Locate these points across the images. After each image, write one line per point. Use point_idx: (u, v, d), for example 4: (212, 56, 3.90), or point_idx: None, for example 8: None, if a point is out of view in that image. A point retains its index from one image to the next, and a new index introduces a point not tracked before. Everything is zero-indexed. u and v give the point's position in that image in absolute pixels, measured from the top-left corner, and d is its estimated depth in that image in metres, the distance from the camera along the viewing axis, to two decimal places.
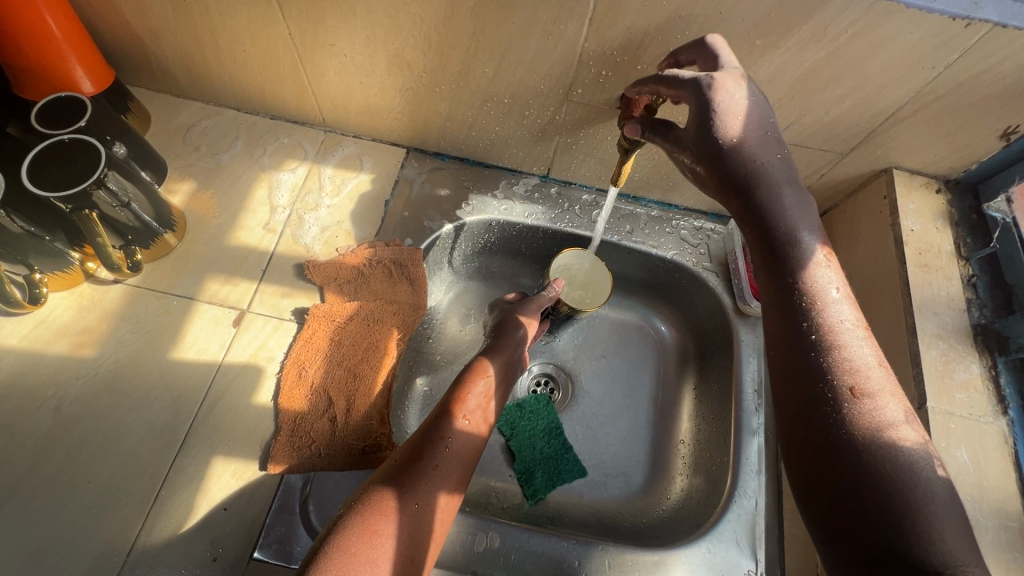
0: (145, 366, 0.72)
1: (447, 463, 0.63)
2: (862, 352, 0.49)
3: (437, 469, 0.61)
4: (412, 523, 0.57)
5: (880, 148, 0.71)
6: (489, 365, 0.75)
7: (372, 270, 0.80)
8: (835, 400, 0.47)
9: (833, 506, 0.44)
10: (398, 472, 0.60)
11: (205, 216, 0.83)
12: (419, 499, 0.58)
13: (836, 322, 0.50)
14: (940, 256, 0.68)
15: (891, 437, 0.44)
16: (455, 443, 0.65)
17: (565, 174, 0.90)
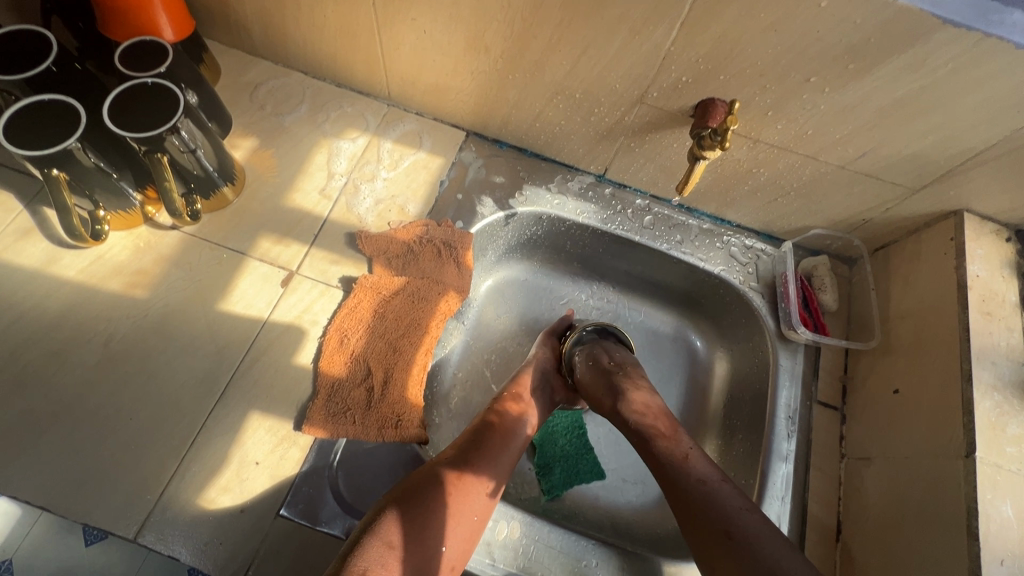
0: (193, 314, 0.73)
1: (500, 460, 0.66)
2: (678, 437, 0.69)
3: (489, 467, 0.64)
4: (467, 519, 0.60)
5: (955, 188, 0.69)
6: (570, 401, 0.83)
7: (422, 247, 0.81)
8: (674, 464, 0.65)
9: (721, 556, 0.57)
10: (454, 464, 0.63)
11: (263, 173, 0.84)
12: (473, 493, 0.62)
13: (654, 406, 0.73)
14: (1004, 306, 0.67)
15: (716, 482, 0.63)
16: (503, 441, 0.68)
17: (621, 176, 0.89)
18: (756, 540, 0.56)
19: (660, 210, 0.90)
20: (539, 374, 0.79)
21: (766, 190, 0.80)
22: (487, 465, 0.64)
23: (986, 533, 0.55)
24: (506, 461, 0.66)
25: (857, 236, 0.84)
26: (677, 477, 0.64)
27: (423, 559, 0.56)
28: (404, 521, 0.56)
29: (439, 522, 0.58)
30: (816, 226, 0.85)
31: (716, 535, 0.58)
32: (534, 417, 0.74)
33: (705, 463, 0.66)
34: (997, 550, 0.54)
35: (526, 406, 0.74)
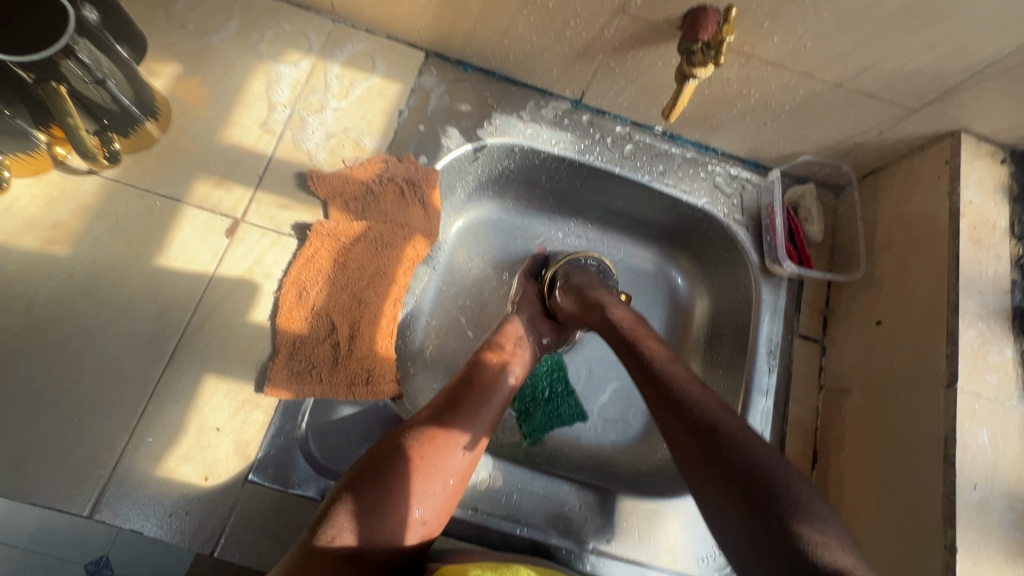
0: (128, 272, 0.65)
1: (479, 416, 0.62)
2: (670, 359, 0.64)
3: (464, 423, 0.60)
4: (441, 478, 0.57)
5: (955, 107, 0.65)
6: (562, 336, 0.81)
7: (382, 187, 0.73)
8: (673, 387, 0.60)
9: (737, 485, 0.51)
10: (427, 423, 0.59)
11: (192, 106, 0.73)
12: (448, 452, 0.58)
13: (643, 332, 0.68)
14: (993, 232, 0.65)
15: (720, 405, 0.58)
16: (483, 395, 0.63)
17: (600, 101, 0.81)
18: (766, 464, 0.52)
19: (641, 137, 0.83)
20: (525, 322, 0.76)
21: (756, 113, 0.74)
22: (463, 422, 0.60)
23: (962, 460, 0.56)
24: (485, 419, 0.62)
25: (846, 162, 0.79)
26: (676, 401, 0.59)
27: (392, 523, 0.53)
28: (371, 484, 0.53)
29: (409, 482, 0.54)
30: (805, 152, 0.80)
31: (717, 462, 0.53)
32: (519, 370, 0.69)
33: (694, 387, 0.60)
34: (972, 476, 0.55)
35: (509, 358, 0.69)
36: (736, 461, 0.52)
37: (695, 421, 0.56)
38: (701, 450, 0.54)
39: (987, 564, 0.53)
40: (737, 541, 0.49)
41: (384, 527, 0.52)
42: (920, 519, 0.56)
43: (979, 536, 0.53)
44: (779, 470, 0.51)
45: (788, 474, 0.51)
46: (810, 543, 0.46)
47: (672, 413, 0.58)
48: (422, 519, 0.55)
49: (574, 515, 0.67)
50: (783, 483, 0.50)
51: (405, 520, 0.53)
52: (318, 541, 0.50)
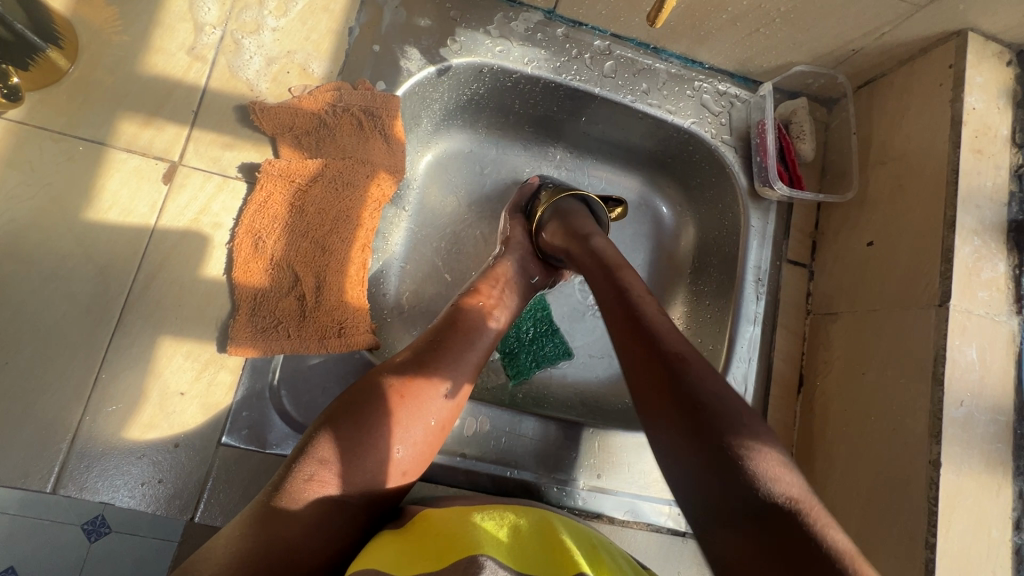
0: (53, 229, 0.57)
1: (462, 359, 0.58)
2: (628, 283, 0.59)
3: (446, 368, 0.57)
4: (421, 424, 0.54)
5: (965, 3, 0.59)
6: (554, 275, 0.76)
7: (337, 118, 0.65)
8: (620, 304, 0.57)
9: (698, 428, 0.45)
10: (407, 366, 0.56)
11: (103, 29, 0.62)
12: (429, 397, 0.55)
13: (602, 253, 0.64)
14: (995, 141, 0.61)
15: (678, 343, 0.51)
16: (467, 339, 0.60)
17: (576, 11, 0.72)
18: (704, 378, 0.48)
19: (623, 52, 0.75)
20: (516, 266, 0.71)
21: (748, 18, 0.67)
22: (446, 367, 0.57)
23: (951, 377, 0.55)
24: (469, 364, 0.59)
25: (842, 71, 0.74)
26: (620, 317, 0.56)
27: (372, 465, 0.50)
28: (349, 425, 0.51)
29: (389, 424, 0.52)
30: (799, 62, 0.73)
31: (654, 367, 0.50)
32: (503, 314, 0.66)
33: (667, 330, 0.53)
34: (960, 393, 0.55)
35: (493, 301, 0.65)
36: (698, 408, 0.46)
37: (666, 361, 0.50)
38: (665, 395, 0.48)
39: (969, 475, 0.54)
40: (692, 481, 0.44)
41: (359, 471, 0.50)
42: (906, 436, 0.57)
43: (963, 450, 0.54)
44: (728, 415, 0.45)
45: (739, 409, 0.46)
46: (761, 483, 0.41)
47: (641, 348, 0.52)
48: (398, 465, 0.52)
49: (564, 454, 0.67)
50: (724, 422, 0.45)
51: (385, 462, 0.51)
52: (294, 481, 0.48)
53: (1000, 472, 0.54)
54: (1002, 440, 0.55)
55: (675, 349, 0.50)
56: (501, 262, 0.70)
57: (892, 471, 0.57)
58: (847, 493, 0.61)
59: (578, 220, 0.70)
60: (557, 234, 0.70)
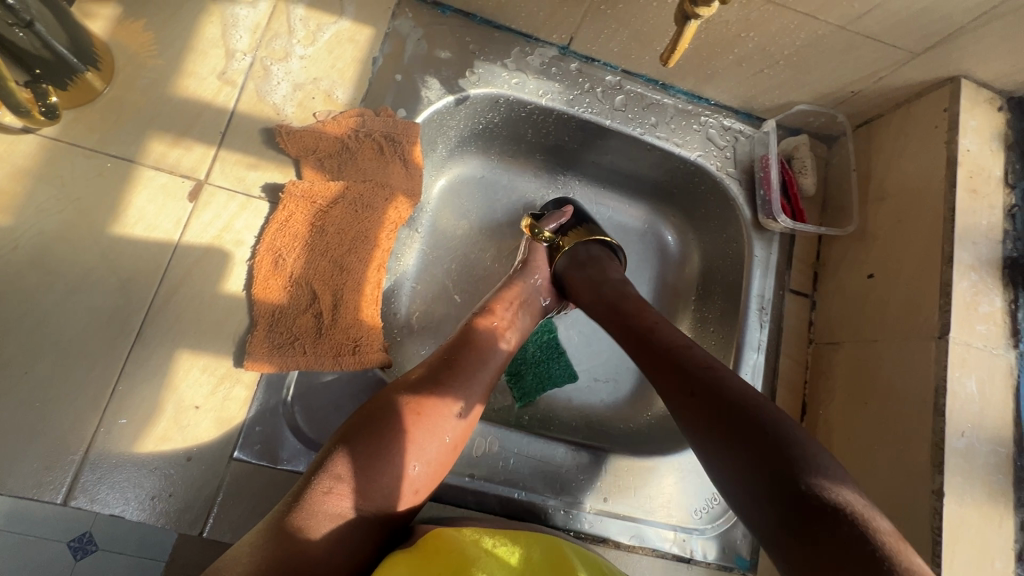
0: (80, 242, 0.59)
1: (475, 377, 0.60)
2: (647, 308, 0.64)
3: (460, 384, 0.59)
4: (436, 440, 0.55)
5: (958, 52, 0.62)
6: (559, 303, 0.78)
7: (359, 143, 0.67)
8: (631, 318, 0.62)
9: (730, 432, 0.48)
10: (421, 384, 0.57)
11: (139, 53, 0.65)
12: (444, 414, 0.56)
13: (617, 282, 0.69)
14: (989, 181, 0.64)
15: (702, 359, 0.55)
16: (479, 356, 0.62)
17: (588, 48, 0.76)
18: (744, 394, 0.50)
19: (633, 87, 0.79)
20: (528, 288, 0.73)
21: (753, 59, 0.70)
22: (460, 384, 0.58)
23: (951, 408, 0.56)
24: (482, 381, 0.60)
25: (842, 111, 0.77)
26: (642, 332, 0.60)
27: (387, 481, 0.51)
28: (366, 442, 0.52)
29: (404, 441, 0.53)
30: (801, 101, 0.77)
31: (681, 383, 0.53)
32: (513, 335, 0.67)
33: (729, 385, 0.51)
34: (960, 423, 0.56)
35: (505, 323, 0.67)
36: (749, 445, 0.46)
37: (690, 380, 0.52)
38: (685, 397, 0.52)
39: (972, 506, 0.54)
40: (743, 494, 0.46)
41: (375, 489, 0.51)
42: (908, 467, 0.58)
43: (965, 481, 0.55)
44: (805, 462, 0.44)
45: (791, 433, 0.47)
46: (821, 489, 0.42)
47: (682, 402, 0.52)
48: (414, 482, 0.53)
49: (571, 476, 0.67)
50: (779, 429, 0.46)
51: (400, 478, 0.52)
52: (312, 494, 0.48)
53: (1002, 503, 0.55)
54: (1002, 471, 0.56)
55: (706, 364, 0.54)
56: (515, 285, 0.72)
57: (895, 500, 0.58)
58: None
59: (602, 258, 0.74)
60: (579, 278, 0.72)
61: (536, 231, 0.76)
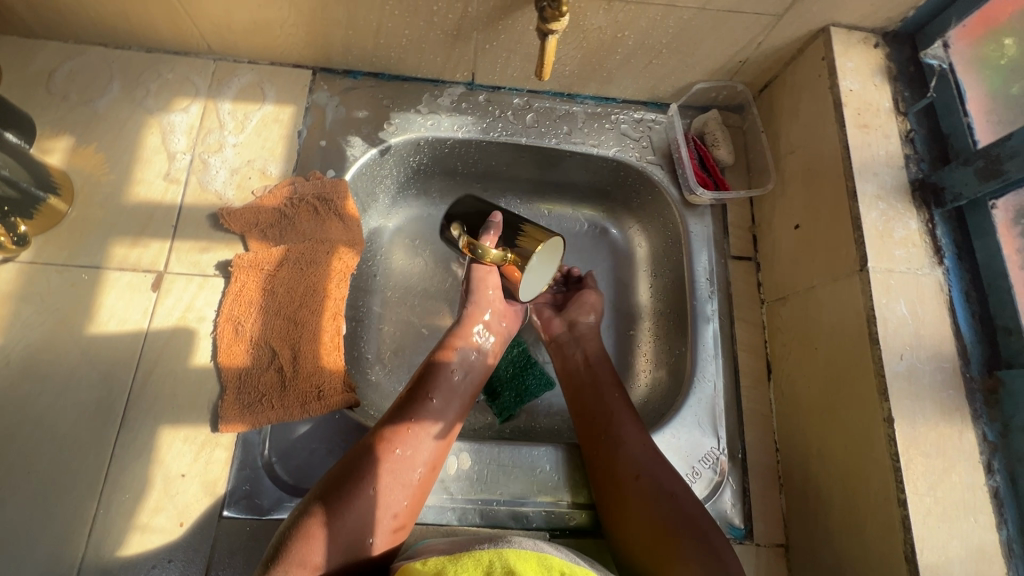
0: (62, 348, 0.66)
1: (440, 407, 0.66)
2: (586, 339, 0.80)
3: (404, 439, 0.61)
4: (391, 501, 0.58)
5: (816, 5, 0.66)
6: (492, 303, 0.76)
7: (295, 209, 0.73)
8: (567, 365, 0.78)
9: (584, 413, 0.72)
10: (395, 418, 0.63)
11: (94, 173, 0.74)
12: (395, 475, 0.59)
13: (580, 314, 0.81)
14: (879, 114, 0.66)
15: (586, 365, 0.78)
16: (420, 409, 0.64)
17: (491, 78, 0.82)
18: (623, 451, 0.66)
19: (541, 103, 0.85)
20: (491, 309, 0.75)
21: (637, 54, 0.75)
22: (404, 441, 0.61)
23: (884, 334, 0.57)
24: (428, 432, 0.63)
25: (740, 81, 0.81)
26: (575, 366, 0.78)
27: (366, 511, 0.56)
28: (347, 479, 0.57)
29: (381, 473, 0.58)
30: (698, 81, 0.81)
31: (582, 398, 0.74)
32: (477, 361, 0.72)
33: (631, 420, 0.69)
34: (897, 348, 0.57)
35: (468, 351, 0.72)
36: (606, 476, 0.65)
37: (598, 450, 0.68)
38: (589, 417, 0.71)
39: (927, 426, 0.54)
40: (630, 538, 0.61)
41: (359, 522, 0.56)
42: (861, 400, 0.58)
43: (914, 403, 0.55)
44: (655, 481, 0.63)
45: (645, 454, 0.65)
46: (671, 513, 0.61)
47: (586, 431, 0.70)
48: (393, 512, 0.58)
49: (546, 477, 0.68)
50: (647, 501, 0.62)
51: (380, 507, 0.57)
52: (298, 534, 0.53)
53: (958, 418, 0.55)
54: (952, 387, 0.56)
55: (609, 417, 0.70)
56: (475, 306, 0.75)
57: (856, 438, 0.58)
58: (825, 470, 0.62)
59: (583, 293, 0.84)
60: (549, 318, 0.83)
61: (478, 252, 0.68)
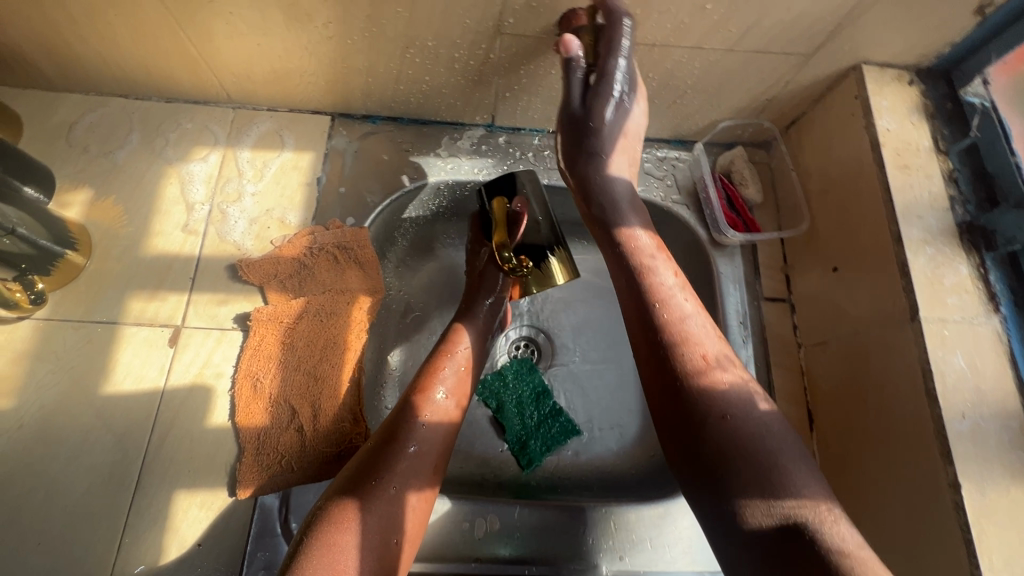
0: (77, 408, 0.63)
1: (430, 429, 0.61)
2: (686, 310, 0.55)
3: (387, 481, 0.56)
4: (377, 545, 0.52)
5: (848, 43, 0.64)
6: (466, 333, 0.71)
7: (315, 259, 0.72)
8: (661, 333, 0.54)
9: (675, 411, 0.51)
10: (382, 446, 0.58)
11: (113, 226, 0.73)
12: (388, 518, 0.54)
13: (664, 279, 0.58)
14: (919, 154, 0.64)
15: (706, 355, 0.52)
16: (401, 451, 0.58)
17: (512, 120, 0.81)
18: (740, 442, 0.47)
19: None
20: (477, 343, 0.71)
21: (662, 95, 0.74)
22: (415, 436, 0.59)
23: (943, 391, 0.54)
24: (437, 424, 0.62)
25: (766, 118, 0.79)
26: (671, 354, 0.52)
27: (372, 545, 0.52)
28: (346, 514, 0.52)
29: (378, 503, 0.54)
30: (723, 118, 0.79)
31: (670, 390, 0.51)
32: (461, 382, 0.67)
33: (737, 379, 0.51)
34: (957, 405, 0.53)
35: (452, 374, 0.66)
36: (675, 371, 0.52)
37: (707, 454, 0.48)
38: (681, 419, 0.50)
39: (997, 493, 0.50)
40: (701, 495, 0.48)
41: (376, 560, 0.51)
42: (919, 460, 0.54)
43: (981, 467, 0.51)
44: (748, 427, 0.47)
45: (780, 442, 0.47)
46: (767, 483, 0.44)
47: (659, 366, 0.53)
48: (401, 545, 0.54)
49: (580, 541, 0.65)
50: (738, 455, 0.46)
51: (387, 543, 0.53)
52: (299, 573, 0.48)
53: None
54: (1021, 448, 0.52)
55: (715, 413, 0.49)
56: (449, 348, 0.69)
57: (918, 504, 0.54)
58: (883, 536, 0.58)
59: (631, 212, 0.63)
60: (612, 260, 0.61)
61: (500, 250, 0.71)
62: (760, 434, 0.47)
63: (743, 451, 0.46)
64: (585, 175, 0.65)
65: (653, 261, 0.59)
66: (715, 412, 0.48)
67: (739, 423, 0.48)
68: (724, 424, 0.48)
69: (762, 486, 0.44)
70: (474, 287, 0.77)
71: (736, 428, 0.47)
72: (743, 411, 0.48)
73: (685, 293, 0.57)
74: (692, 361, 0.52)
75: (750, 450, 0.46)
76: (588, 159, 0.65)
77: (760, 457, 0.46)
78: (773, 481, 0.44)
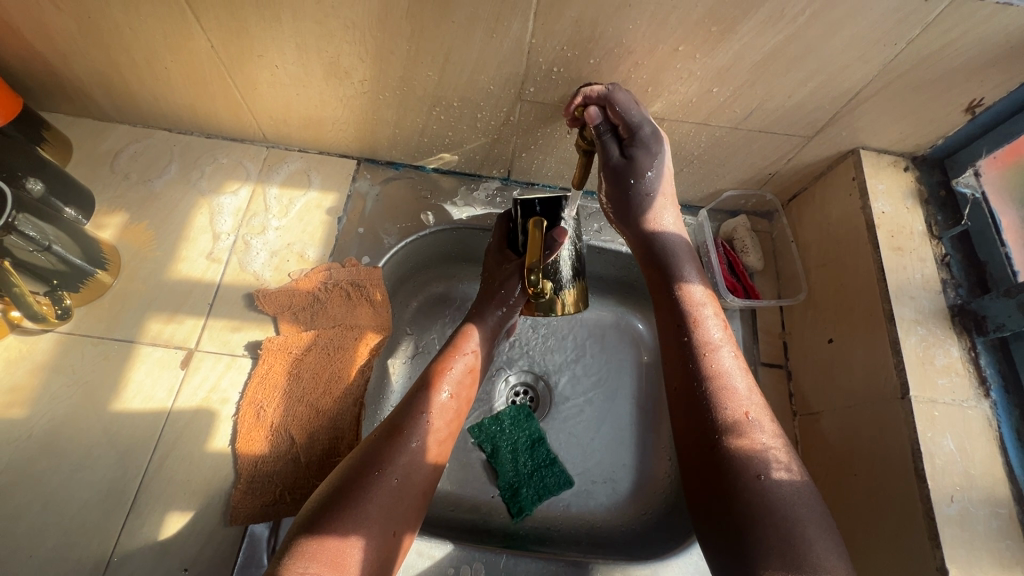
0: (85, 423, 0.65)
1: (433, 424, 0.62)
2: (731, 368, 0.55)
3: (389, 471, 0.56)
4: (377, 535, 0.53)
5: (846, 129, 0.68)
6: (475, 335, 0.73)
7: (328, 293, 0.75)
8: (702, 382, 0.54)
9: (708, 462, 0.50)
10: (384, 438, 0.59)
11: (141, 249, 0.77)
12: (389, 508, 0.55)
13: (710, 331, 0.58)
14: (913, 237, 0.67)
15: (742, 409, 0.52)
16: (405, 443, 0.59)
17: (526, 175, 0.86)
18: (771, 510, 0.46)
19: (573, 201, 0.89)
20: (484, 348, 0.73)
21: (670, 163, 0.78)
22: (417, 431, 0.61)
23: (932, 473, 0.54)
24: (440, 420, 0.63)
25: (769, 190, 0.83)
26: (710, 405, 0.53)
27: (371, 533, 0.53)
28: (347, 501, 0.53)
29: (378, 493, 0.55)
30: (727, 188, 0.83)
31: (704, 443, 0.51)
32: (466, 384, 0.69)
33: (774, 443, 0.50)
34: (946, 488, 0.54)
35: (459, 376, 0.68)
36: (712, 421, 0.51)
37: (733, 513, 0.47)
38: (712, 472, 0.50)
39: None
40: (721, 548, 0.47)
41: (375, 548, 0.52)
42: (909, 540, 0.54)
43: (969, 552, 0.51)
44: (783, 497, 0.46)
45: (810, 512, 0.46)
46: (789, 546, 0.44)
47: (695, 414, 0.53)
48: (400, 535, 0.55)
49: None
50: (768, 519, 0.45)
51: (384, 533, 0.54)
52: (300, 558, 0.49)
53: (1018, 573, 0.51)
54: (1009, 537, 0.52)
55: (750, 474, 0.48)
56: (458, 348, 0.71)
57: None
58: None
59: (688, 263, 0.64)
60: (661, 305, 0.62)
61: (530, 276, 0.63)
62: (790, 503, 0.46)
63: (771, 514, 0.45)
64: (638, 225, 0.68)
65: (702, 308, 0.60)
66: (747, 470, 0.48)
67: (772, 491, 0.47)
68: (759, 485, 0.47)
69: (786, 554, 0.44)
70: (489, 293, 0.76)
71: (769, 492, 0.47)
72: (777, 480, 0.47)
73: (733, 353, 0.57)
74: (733, 420, 0.51)
75: (780, 518, 0.45)
76: (637, 201, 0.67)
77: (790, 527, 0.45)
78: (798, 553, 0.44)
